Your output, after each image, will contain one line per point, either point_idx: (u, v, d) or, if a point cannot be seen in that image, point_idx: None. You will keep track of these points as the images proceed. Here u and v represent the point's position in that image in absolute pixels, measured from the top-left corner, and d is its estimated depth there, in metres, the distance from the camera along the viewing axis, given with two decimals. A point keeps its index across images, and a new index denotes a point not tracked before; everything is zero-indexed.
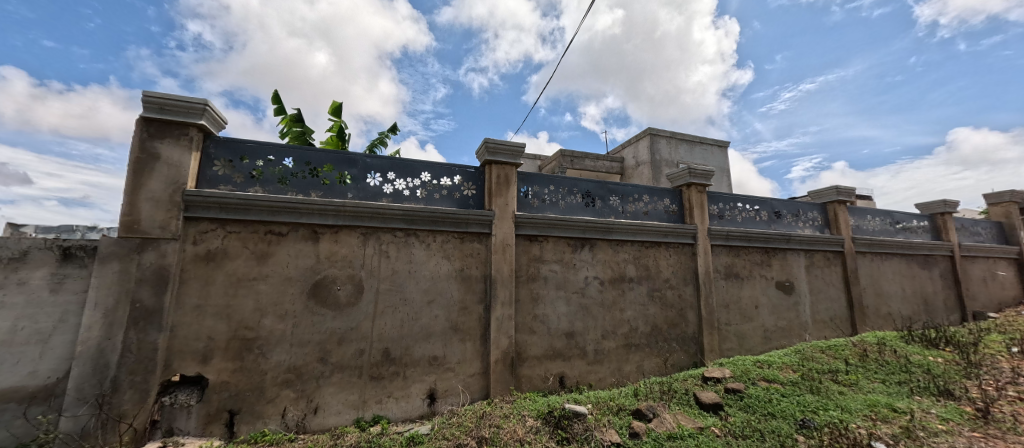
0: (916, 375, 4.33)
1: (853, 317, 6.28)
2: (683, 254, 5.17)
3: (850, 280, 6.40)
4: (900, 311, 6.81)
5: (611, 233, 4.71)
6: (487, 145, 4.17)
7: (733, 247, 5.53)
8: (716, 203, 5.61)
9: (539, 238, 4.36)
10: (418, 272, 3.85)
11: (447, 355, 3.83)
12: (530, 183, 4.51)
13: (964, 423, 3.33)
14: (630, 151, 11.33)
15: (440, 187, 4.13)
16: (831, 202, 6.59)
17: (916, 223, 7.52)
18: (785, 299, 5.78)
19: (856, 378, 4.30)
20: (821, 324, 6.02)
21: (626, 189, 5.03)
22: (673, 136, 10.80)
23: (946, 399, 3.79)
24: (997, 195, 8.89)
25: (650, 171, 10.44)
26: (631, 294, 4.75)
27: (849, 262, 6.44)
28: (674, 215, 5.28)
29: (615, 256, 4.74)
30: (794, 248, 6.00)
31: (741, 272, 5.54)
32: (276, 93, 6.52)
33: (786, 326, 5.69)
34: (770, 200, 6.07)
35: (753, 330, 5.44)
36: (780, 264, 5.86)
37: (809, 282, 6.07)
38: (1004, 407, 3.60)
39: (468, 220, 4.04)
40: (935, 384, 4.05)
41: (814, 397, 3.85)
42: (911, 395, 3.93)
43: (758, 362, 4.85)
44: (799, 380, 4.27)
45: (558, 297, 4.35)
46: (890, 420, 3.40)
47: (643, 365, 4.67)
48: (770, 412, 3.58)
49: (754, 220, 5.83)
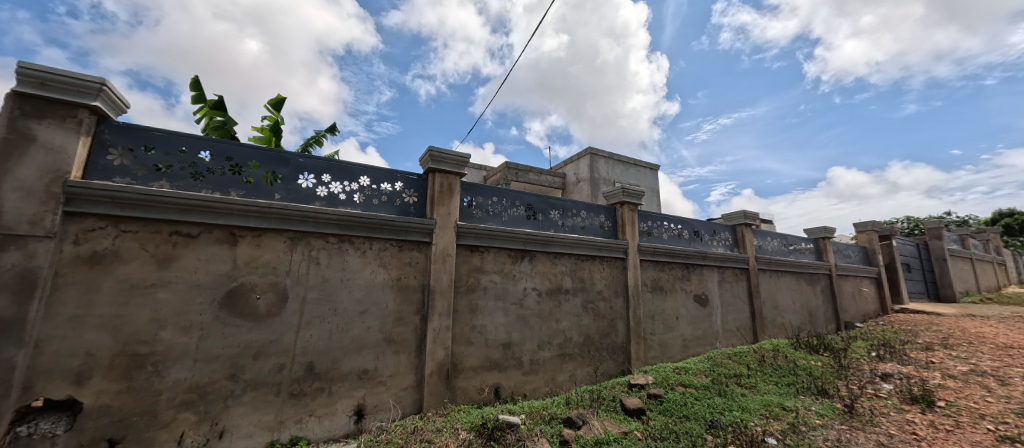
0: (801, 377, 5.01)
1: (755, 327, 7.11)
2: (615, 268, 5.50)
3: (754, 294, 7.25)
4: (792, 321, 7.85)
5: (550, 246, 4.87)
6: (431, 153, 4.13)
7: (659, 262, 6.01)
8: (645, 221, 6.07)
9: (480, 249, 4.38)
10: (351, 281, 3.66)
11: (379, 369, 3.67)
12: (474, 194, 4.53)
13: (835, 418, 3.92)
14: (572, 168, 11.87)
15: (380, 192, 3.99)
16: (739, 224, 7.45)
17: (805, 245, 8.76)
18: (701, 310, 6.38)
19: (756, 381, 4.86)
20: (730, 333, 6.72)
21: (566, 204, 5.25)
22: (611, 156, 11.51)
23: (823, 397, 4.43)
24: (863, 224, 10.67)
25: (590, 187, 11.01)
26: (567, 305, 4.94)
27: (753, 278, 7.31)
28: (609, 231, 5.61)
29: (554, 268, 4.91)
30: (709, 265, 6.67)
31: (665, 286, 6.02)
32: (195, 79, 5.89)
33: (701, 335, 6.27)
34: (691, 220, 6.70)
35: (674, 339, 5.92)
36: (698, 278, 6.48)
37: (721, 295, 6.77)
38: (864, 402, 4.29)
39: (408, 228, 3.94)
40: (815, 385, 4.71)
41: (722, 399, 4.28)
42: (797, 394, 4.53)
43: (677, 368, 5.28)
44: (710, 384, 4.72)
45: (497, 307, 4.39)
46: (780, 417, 3.89)
47: (575, 374, 4.84)
48: (685, 415, 3.91)
49: (677, 238, 6.40)
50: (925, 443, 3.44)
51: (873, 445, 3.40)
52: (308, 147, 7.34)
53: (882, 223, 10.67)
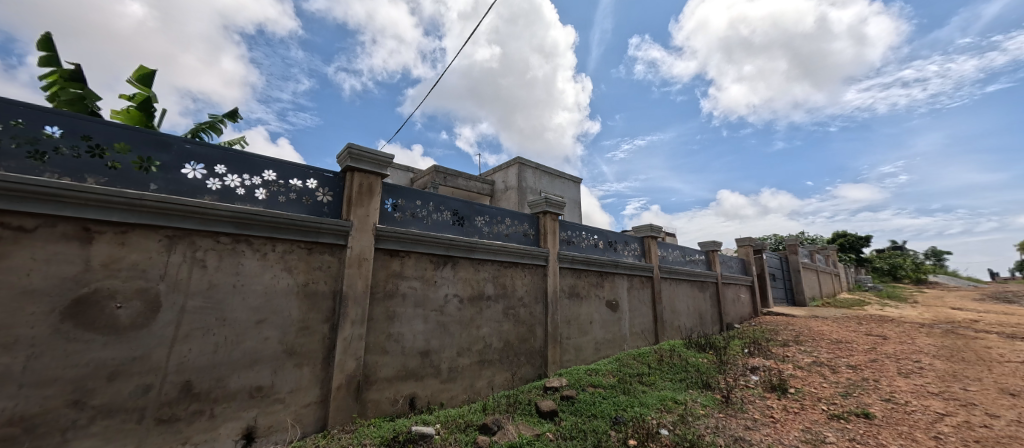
0: (691, 372, 5.66)
1: (656, 330, 7.85)
2: (536, 274, 5.67)
3: (656, 300, 8.01)
4: (686, 324, 8.84)
5: (474, 252, 4.86)
6: (350, 150, 3.86)
7: (576, 269, 6.35)
8: (565, 230, 6.37)
9: (401, 254, 4.21)
10: (247, 287, 3.25)
11: (276, 385, 3.29)
12: (396, 196, 4.35)
13: (715, 407, 4.49)
14: (501, 176, 12.04)
15: (287, 189, 3.63)
16: (647, 236, 8.20)
17: (698, 256, 9.96)
18: (612, 315, 6.87)
19: (655, 378, 5.36)
20: (636, 336, 7.33)
21: (491, 211, 5.30)
22: (538, 167, 11.92)
23: (707, 390, 5.05)
24: (743, 240, 12.47)
25: (517, 196, 11.26)
26: (488, 311, 4.96)
27: (657, 285, 8.08)
28: (531, 238, 5.78)
29: (476, 274, 4.90)
30: (620, 273, 7.23)
31: (581, 292, 6.37)
32: (45, 38, 4.79)
33: (611, 338, 6.74)
34: (606, 231, 7.21)
35: (587, 342, 6.28)
36: (610, 285, 6.97)
37: (629, 301, 7.36)
38: (737, 392, 4.99)
39: (319, 229, 3.63)
40: (702, 379, 5.35)
41: (625, 397, 4.64)
42: (687, 388, 5.10)
43: (588, 370, 5.60)
44: (616, 383, 5.09)
45: (416, 314, 4.23)
46: (672, 410, 4.34)
47: (493, 380, 4.87)
48: (592, 413, 4.16)
49: (593, 247, 6.83)
50: (780, 424, 4.10)
51: (742, 429, 3.97)
52: (199, 132, 6.39)
53: (757, 239, 12.59)
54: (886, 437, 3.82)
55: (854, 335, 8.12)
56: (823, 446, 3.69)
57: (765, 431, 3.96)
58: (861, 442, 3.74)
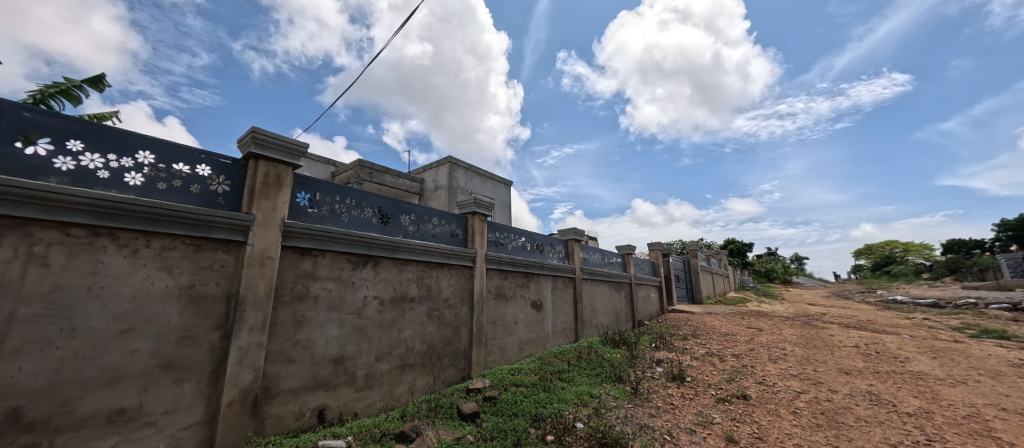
0: (606, 367, 6.03)
1: (577, 328, 8.24)
2: (463, 275, 5.60)
3: (578, 299, 8.41)
4: (604, 322, 9.42)
5: (398, 251, 4.64)
6: (254, 135, 3.42)
7: (503, 270, 6.39)
8: (494, 231, 6.38)
9: (314, 253, 3.85)
10: (108, 290, 2.70)
11: (146, 406, 2.79)
12: (310, 189, 3.97)
13: (625, 398, 4.83)
14: (431, 174, 11.72)
15: (169, 175, 3.11)
16: (570, 239, 8.57)
17: (616, 259, 10.68)
18: (536, 315, 7.04)
19: (573, 374, 5.62)
20: (558, 334, 7.61)
21: (418, 209, 5.11)
22: (469, 167, 11.83)
23: (619, 383, 5.42)
24: (654, 244, 13.69)
25: (447, 196, 11.05)
26: (411, 313, 4.76)
27: (578, 286, 8.48)
28: (459, 239, 5.69)
29: (399, 275, 4.68)
30: (545, 274, 7.45)
31: (507, 293, 6.44)
32: None
33: (535, 337, 6.92)
34: (533, 233, 7.38)
35: (511, 342, 6.35)
36: (535, 286, 7.15)
37: (553, 301, 7.63)
38: (645, 383, 5.44)
39: (211, 224, 3.16)
40: (615, 373, 5.73)
41: (545, 394, 4.79)
42: (601, 382, 5.42)
43: (512, 369, 5.68)
44: (537, 381, 5.23)
45: (329, 318, 3.90)
46: (587, 404, 4.58)
47: (414, 385, 4.68)
48: (514, 412, 4.21)
49: (520, 249, 6.94)
50: (678, 410, 4.56)
51: (647, 417, 4.32)
52: (46, 99, 5.21)
53: (665, 243, 13.90)
54: (759, 415, 4.44)
55: (739, 328, 9.36)
56: (711, 426, 4.16)
57: (666, 417, 4.35)
58: (740, 421, 4.30)
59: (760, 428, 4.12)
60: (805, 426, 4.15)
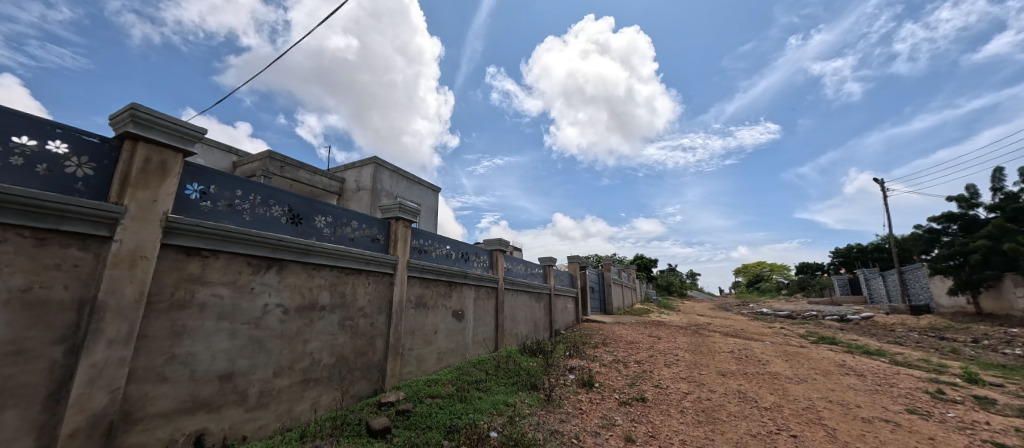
0: (522, 376, 6.19)
1: (496, 337, 8.31)
2: (382, 283, 5.34)
3: (499, 309, 8.51)
4: (523, 331, 9.65)
5: (309, 256, 4.28)
6: (133, 112, 2.91)
7: (425, 278, 6.24)
8: (418, 238, 6.21)
9: (204, 253, 3.38)
10: None
11: None
12: (204, 182, 3.51)
13: (539, 405, 5.00)
14: (353, 174, 11.07)
15: (6, 149, 2.52)
16: (495, 250, 8.69)
17: (537, 270, 11.08)
18: (457, 324, 6.97)
19: (490, 384, 5.66)
20: (477, 344, 7.59)
21: (336, 211, 4.80)
22: (396, 170, 11.42)
23: (534, 390, 5.59)
24: (573, 257, 14.48)
25: (369, 198, 10.51)
26: (321, 323, 4.40)
27: (500, 296, 8.59)
28: (381, 244, 5.45)
29: (309, 281, 4.31)
30: (468, 283, 7.44)
31: (428, 302, 6.28)
32: None
33: (454, 347, 6.82)
34: (458, 242, 7.33)
35: (430, 352, 6.18)
36: (457, 295, 7.09)
37: (474, 310, 7.62)
38: (558, 391, 5.67)
39: (64, 213, 2.62)
40: (530, 381, 5.89)
41: (461, 404, 4.75)
42: (517, 391, 5.54)
43: (428, 381, 5.55)
44: (454, 392, 5.17)
45: (218, 329, 3.44)
46: (502, 413, 4.63)
47: (318, 401, 4.31)
48: (427, 425, 4.10)
49: (444, 257, 6.84)
50: (586, 415, 4.84)
51: (558, 422, 4.52)
52: None
53: (583, 257, 14.80)
54: (653, 415, 4.91)
55: (641, 337, 10.30)
56: (613, 428, 4.50)
57: (574, 422, 4.60)
58: (638, 422, 4.71)
59: (653, 427, 4.56)
60: (689, 423, 4.69)
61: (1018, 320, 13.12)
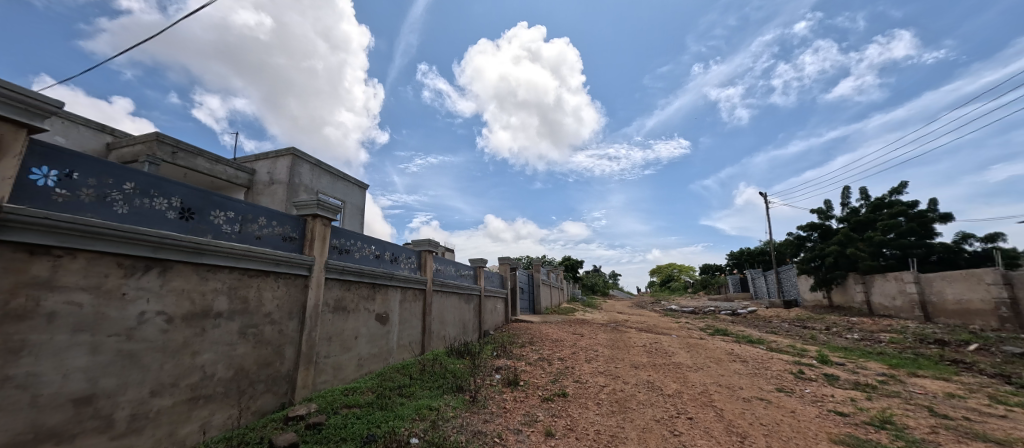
0: (448, 378, 6.10)
1: (422, 340, 8.07)
2: (294, 286, 4.89)
3: (426, 311, 8.28)
4: (451, 333, 9.51)
5: (202, 255, 3.76)
6: None
7: (346, 280, 5.84)
8: (338, 237, 5.80)
9: (56, 253, 2.80)
10: None
11: None
12: (59, 166, 2.93)
13: (463, 407, 4.97)
14: (265, 165, 10.00)
15: None
16: (424, 251, 8.46)
17: (467, 271, 11.02)
18: (380, 328, 6.64)
19: (414, 388, 5.49)
20: (402, 348, 7.30)
21: (238, 206, 4.31)
22: (316, 164, 10.56)
23: (459, 392, 5.54)
24: (503, 259, 14.68)
25: (284, 192, 9.58)
26: (216, 331, 3.89)
27: (427, 298, 8.37)
28: (294, 244, 4.99)
29: (202, 285, 3.79)
30: (393, 285, 7.13)
31: (349, 305, 5.89)
32: None
33: (377, 352, 6.48)
34: (383, 242, 7.00)
35: (349, 359, 5.80)
36: (381, 298, 6.76)
37: (400, 313, 7.32)
38: (484, 391, 5.68)
39: None
40: (455, 383, 5.83)
41: (381, 412, 4.53)
42: (442, 394, 5.45)
43: (345, 390, 5.21)
44: (374, 399, 4.92)
45: (74, 343, 2.87)
46: (425, 417, 4.52)
47: (210, 420, 3.80)
48: (342, 437, 3.84)
49: (368, 258, 6.48)
50: (509, 413, 4.92)
51: (481, 422, 4.53)
52: None
53: (513, 258, 15.07)
54: (572, 408, 5.16)
55: (566, 335, 10.78)
56: (535, 424, 4.64)
57: (497, 421, 4.65)
58: (558, 416, 4.90)
59: (571, 420, 4.78)
60: (603, 413, 5.00)
61: (856, 311, 16.20)
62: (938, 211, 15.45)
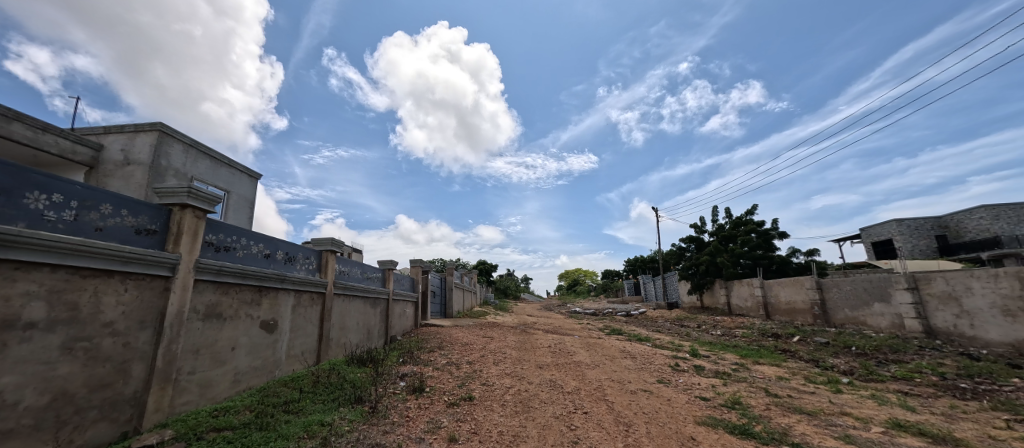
0: (345, 389, 5.64)
1: (318, 349, 7.35)
2: (151, 290, 4.07)
3: (324, 317, 7.57)
4: (352, 340, 8.83)
5: (10, 249, 2.94)
6: None
7: (223, 283, 5.04)
8: (216, 233, 5.00)
9: None
10: None
11: None
12: None
13: (360, 420, 4.64)
14: (119, 141, 8.21)
15: None
16: (325, 250, 7.74)
17: (375, 273, 10.37)
18: (265, 338, 5.86)
19: (304, 403, 4.96)
20: (292, 359, 6.54)
21: (72, 189, 3.48)
22: (193, 145, 9.02)
23: (357, 404, 5.16)
24: (414, 260, 14.20)
25: (144, 175, 7.96)
26: (25, 347, 3.05)
27: (326, 302, 7.67)
28: (153, 238, 4.17)
29: (6, 286, 2.94)
30: (285, 288, 6.38)
31: (225, 312, 5.09)
32: None
33: (259, 365, 5.70)
34: (275, 239, 6.23)
35: (222, 374, 5.00)
36: (269, 303, 5.98)
37: (291, 320, 6.56)
38: (386, 401, 5.38)
39: None
40: (353, 394, 5.42)
41: (260, 433, 4.00)
42: (337, 407, 5.02)
43: (214, 410, 4.48)
44: (252, 419, 4.32)
45: None
46: (315, 434, 4.11)
47: None
48: None
49: (254, 257, 5.70)
50: (412, 422, 4.74)
51: (380, 434, 4.28)
52: None
53: (425, 261, 14.65)
54: (477, 412, 5.18)
55: (476, 338, 10.79)
56: (438, 431, 4.53)
57: (398, 431, 4.43)
58: (462, 421, 4.87)
59: (476, 424, 4.78)
60: (507, 414, 5.11)
61: (720, 310, 19.18)
62: (778, 230, 19.11)
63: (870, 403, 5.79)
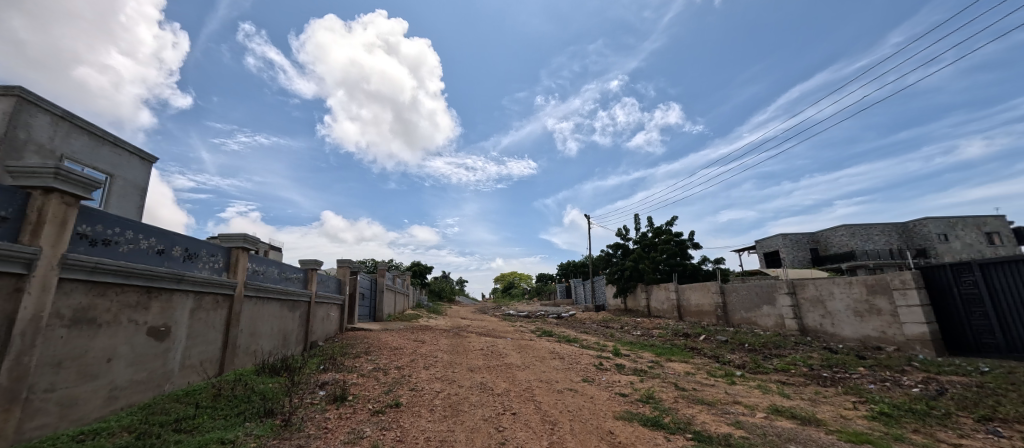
0: (254, 402, 5.09)
1: (222, 358, 6.56)
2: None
3: (230, 322, 6.78)
4: (265, 347, 8.01)
5: None
6: None
7: (99, 283, 4.29)
8: (92, 223, 4.25)
9: None
10: None
11: None
12: None
13: (270, 435, 4.23)
14: None
15: None
16: (236, 248, 6.95)
17: (295, 274, 9.54)
18: (153, 347, 5.08)
19: (201, 420, 4.39)
20: (187, 370, 5.76)
21: None
22: (66, 118, 7.61)
23: (267, 418, 4.69)
24: (342, 260, 13.32)
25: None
26: None
27: (235, 305, 6.89)
28: (2, 227, 3.43)
29: None
30: (182, 290, 5.60)
31: (100, 318, 4.32)
32: None
33: (144, 378, 4.93)
34: (171, 233, 5.46)
35: (93, 391, 4.24)
36: (160, 306, 5.22)
37: (188, 326, 5.78)
38: (301, 413, 4.96)
39: None
40: (263, 407, 4.92)
41: None
42: (243, 422, 4.52)
43: (80, 434, 3.78)
44: (131, 442, 3.72)
45: None
46: None
47: None
48: None
49: (142, 253, 4.94)
50: (330, 433, 4.43)
51: None
52: None
53: (354, 261, 13.83)
54: (404, 418, 5.00)
55: (405, 342, 10.40)
56: (360, 441, 4.29)
57: (314, 444, 4.12)
58: (387, 429, 4.66)
59: (401, 431, 4.61)
60: (435, 419, 5.01)
61: (641, 312, 20.71)
62: (691, 240, 21.19)
63: (757, 392, 6.66)
